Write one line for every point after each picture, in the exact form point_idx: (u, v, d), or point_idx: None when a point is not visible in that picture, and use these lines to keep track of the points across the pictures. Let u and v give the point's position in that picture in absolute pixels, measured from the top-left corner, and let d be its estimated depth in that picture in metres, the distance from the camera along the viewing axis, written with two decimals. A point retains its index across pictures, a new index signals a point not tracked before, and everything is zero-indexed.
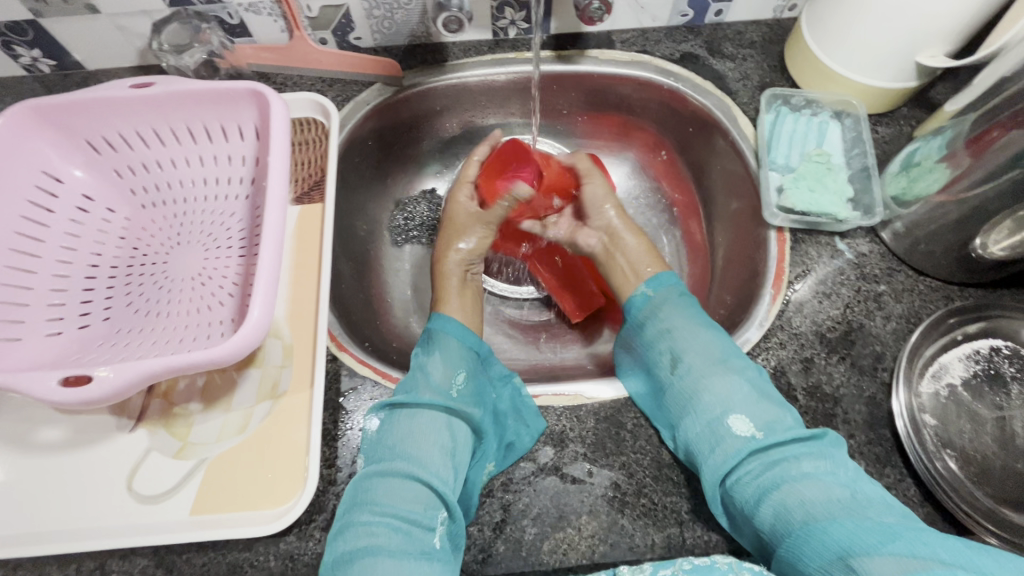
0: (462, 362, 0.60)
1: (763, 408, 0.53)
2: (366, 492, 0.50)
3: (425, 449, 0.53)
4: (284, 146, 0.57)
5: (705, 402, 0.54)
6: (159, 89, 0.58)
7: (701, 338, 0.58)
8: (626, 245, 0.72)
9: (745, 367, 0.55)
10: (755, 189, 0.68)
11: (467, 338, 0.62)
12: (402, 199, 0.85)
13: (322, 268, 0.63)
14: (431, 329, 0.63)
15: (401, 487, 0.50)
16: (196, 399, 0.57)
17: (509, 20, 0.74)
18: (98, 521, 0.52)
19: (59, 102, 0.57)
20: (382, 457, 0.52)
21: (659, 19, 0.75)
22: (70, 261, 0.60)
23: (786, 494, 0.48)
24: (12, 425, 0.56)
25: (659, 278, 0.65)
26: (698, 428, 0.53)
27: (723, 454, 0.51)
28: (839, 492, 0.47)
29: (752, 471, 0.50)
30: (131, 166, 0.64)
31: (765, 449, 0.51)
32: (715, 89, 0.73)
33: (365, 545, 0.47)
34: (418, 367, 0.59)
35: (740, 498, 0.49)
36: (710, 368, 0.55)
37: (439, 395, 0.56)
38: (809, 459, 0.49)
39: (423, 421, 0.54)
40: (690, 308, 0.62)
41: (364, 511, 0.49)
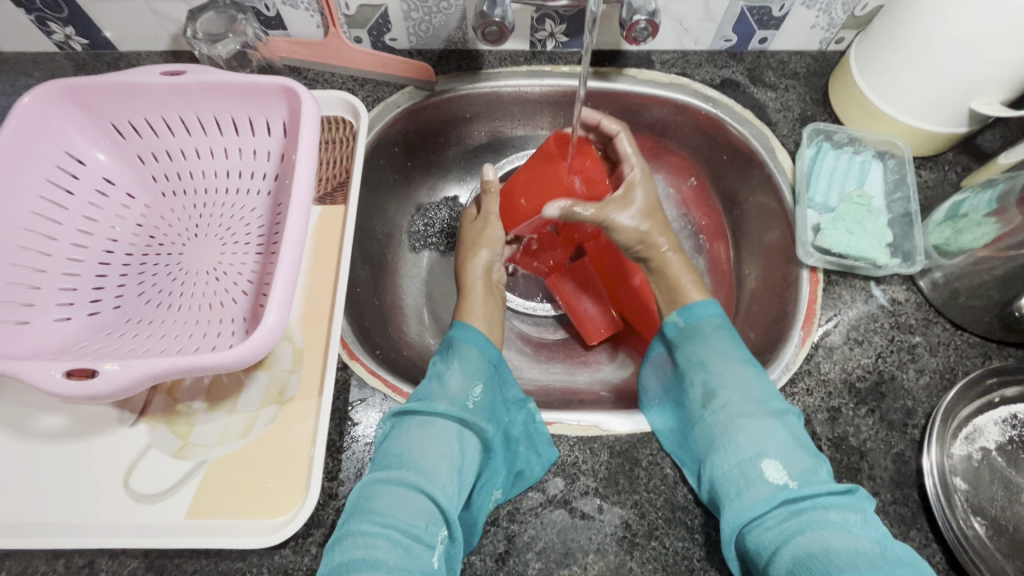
0: (479, 373, 0.57)
1: (797, 455, 0.49)
2: (369, 499, 0.47)
3: (433, 460, 0.50)
4: (312, 144, 0.55)
5: (737, 442, 0.50)
6: (189, 78, 0.57)
7: (740, 374, 0.54)
8: (667, 265, 0.63)
9: (784, 412, 0.52)
10: (789, 225, 0.66)
11: (490, 353, 0.59)
12: (424, 204, 0.84)
13: (341, 272, 0.61)
14: (453, 338, 0.60)
15: (407, 498, 0.47)
16: (201, 398, 0.55)
17: (548, 33, 0.72)
18: (92, 517, 0.51)
19: (88, 84, 0.57)
20: (389, 464, 0.49)
21: (702, 42, 0.73)
22: (86, 246, 0.59)
23: (811, 541, 0.44)
24: (11, 410, 0.55)
25: (698, 304, 0.59)
26: (728, 465, 0.50)
27: (751, 498, 0.47)
28: (868, 546, 0.43)
29: (777, 518, 0.47)
30: (155, 152, 0.63)
31: (796, 498, 0.47)
32: (754, 119, 0.71)
33: (362, 556, 0.44)
34: (436, 376, 0.56)
35: (757, 542, 0.46)
36: (747, 408, 0.52)
37: (454, 406, 0.53)
38: (839, 510, 0.46)
39: (435, 430, 0.51)
40: (726, 340, 0.57)
41: (366, 520, 0.46)
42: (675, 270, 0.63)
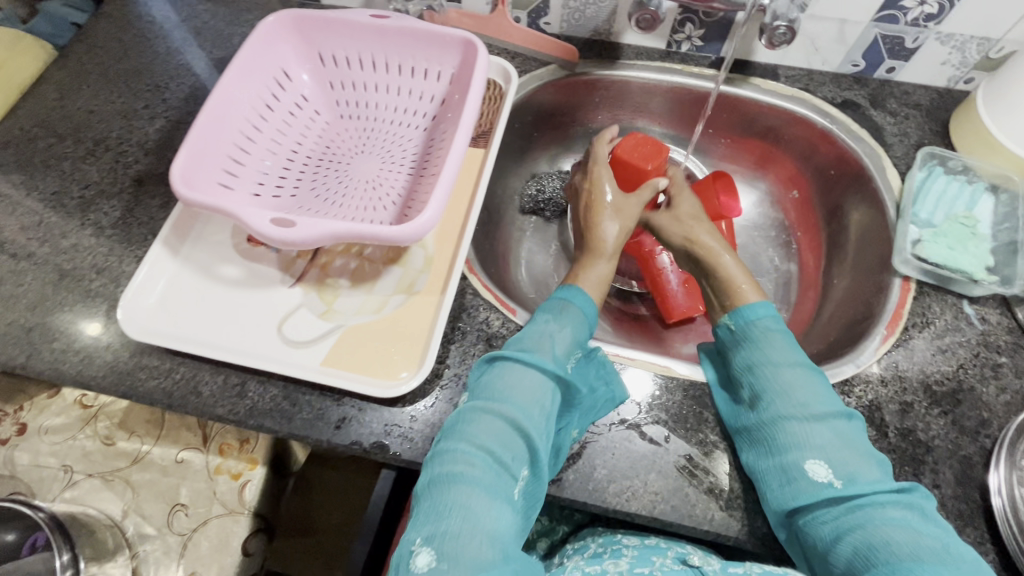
0: (580, 337, 0.58)
1: (846, 456, 0.50)
2: (467, 426, 0.52)
3: (528, 403, 0.53)
4: (479, 87, 0.66)
5: (783, 442, 0.52)
6: (390, 22, 0.70)
7: (790, 377, 0.54)
8: (721, 262, 0.66)
9: (833, 415, 0.53)
10: (889, 237, 0.69)
11: (590, 316, 0.60)
12: (539, 172, 0.94)
13: (475, 200, 0.71)
14: (566, 298, 0.61)
15: (501, 431, 0.51)
16: (346, 277, 0.67)
17: (686, 35, 0.80)
18: (248, 348, 0.62)
19: (313, 17, 0.71)
20: (491, 397, 0.53)
21: (829, 63, 0.79)
22: (280, 143, 0.73)
23: (871, 534, 0.46)
24: (202, 256, 0.68)
25: (745, 308, 0.60)
26: (770, 463, 0.52)
27: (796, 491, 0.50)
28: (929, 541, 0.45)
29: (831, 514, 0.48)
30: (344, 81, 0.76)
31: (845, 497, 0.48)
32: (869, 137, 0.75)
33: (458, 471, 0.48)
34: (538, 329, 0.58)
35: (812, 535, 0.49)
36: (794, 412, 0.53)
37: (555, 362, 0.55)
38: (894, 506, 0.47)
39: (534, 379, 0.54)
40: (780, 343, 0.57)
41: (463, 442, 0.50)
42: (728, 266, 0.66)
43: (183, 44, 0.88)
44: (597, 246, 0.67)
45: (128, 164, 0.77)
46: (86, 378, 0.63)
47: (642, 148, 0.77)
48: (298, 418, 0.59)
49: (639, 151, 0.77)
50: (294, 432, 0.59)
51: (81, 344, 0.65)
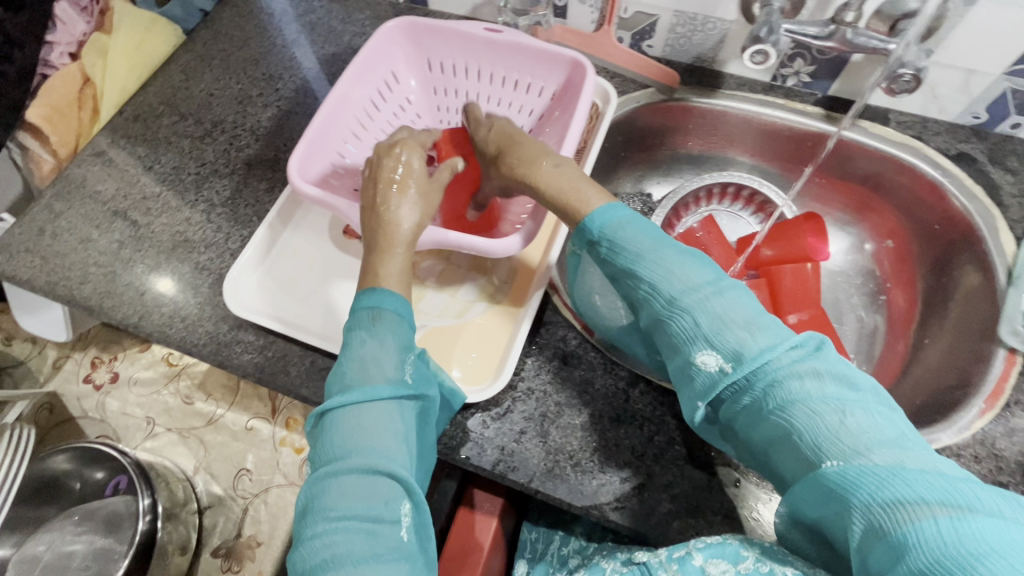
0: (407, 340, 0.53)
1: (730, 330, 0.45)
2: (318, 500, 0.46)
3: (376, 440, 0.48)
4: (586, 109, 0.67)
5: (676, 340, 0.47)
6: (502, 36, 0.72)
7: (670, 261, 0.49)
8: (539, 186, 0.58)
9: (705, 289, 0.47)
10: (997, 304, 0.66)
11: (397, 307, 0.54)
12: (622, 192, 0.93)
13: (565, 216, 0.71)
14: (375, 305, 0.54)
15: (357, 487, 0.46)
16: (433, 278, 0.69)
17: (794, 70, 0.79)
18: (339, 336, 0.66)
19: (428, 25, 0.74)
20: (332, 457, 0.47)
21: (947, 113, 0.75)
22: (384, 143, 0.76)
23: (778, 423, 0.42)
24: (301, 242, 0.72)
25: (593, 217, 0.53)
26: (673, 363, 0.49)
27: (700, 391, 0.46)
28: (831, 414, 0.40)
29: (735, 401, 0.45)
30: (449, 88, 0.79)
31: (746, 383, 0.44)
32: (984, 196, 0.71)
33: (330, 556, 0.44)
34: (359, 359, 0.51)
35: (743, 434, 0.46)
36: (674, 307, 0.47)
37: (391, 384, 0.50)
38: (796, 376, 0.42)
39: (370, 411, 0.49)
40: (640, 233, 0.51)
41: (320, 520, 0.45)
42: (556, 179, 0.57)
43: (297, 37, 0.93)
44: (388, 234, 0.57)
45: (240, 148, 0.82)
46: (189, 344, 0.68)
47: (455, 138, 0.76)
48: None
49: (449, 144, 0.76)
50: None
51: (188, 312, 0.70)
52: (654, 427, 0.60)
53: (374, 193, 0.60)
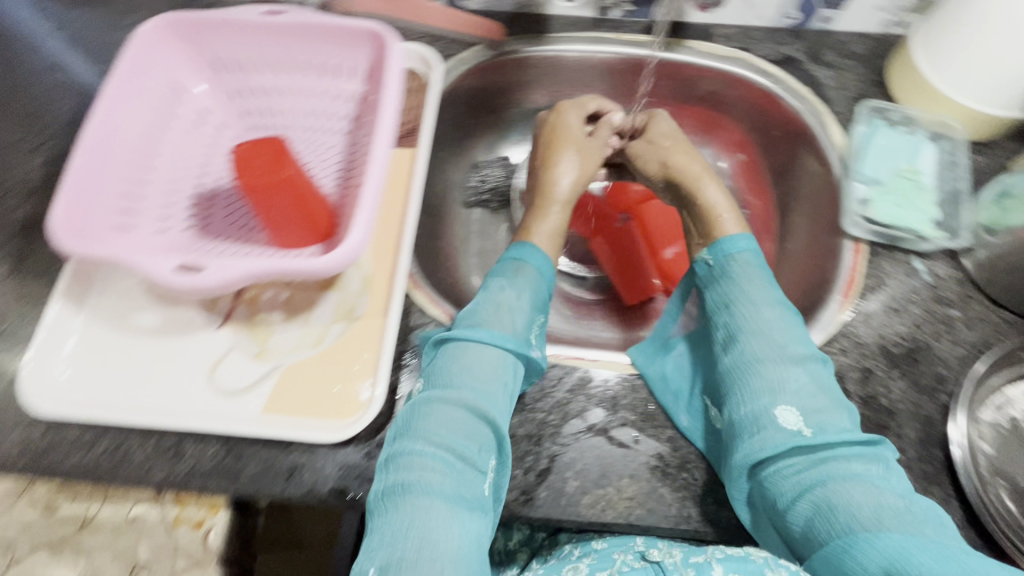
0: (539, 305, 0.62)
1: (819, 404, 0.51)
2: (418, 421, 0.52)
3: (487, 384, 0.54)
4: (397, 84, 0.59)
5: (754, 386, 0.53)
6: (286, 18, 0.62)
7: (777, 321, 0.56)
8: (701, 192, 0.66)
9: (807, 357, 0.54)
10: (835, 196, 0.68)
11: (546, 272, 0.64)
12: (479, 162, 0.88)
13: (410, 205, 0.66)
14: (520, 257, 0.64)
15: (463, 421, 0.52)
16: (278, 311, 0.61)
17: (614, 1, 0.75)
18: (179, 404, 0.57)
19: (197, 21, 0.63)
20: (447, 383, 0.54)
21: (764, 18, 0.76)
22: (184, 168, 0.65)
23: (831, 492, 0.46)
24: (113, 306, 0.61)
25: (725, 241, 0.61)
26: (741, 409, 0.53)
27: (766, 441, 0.50)
28: (892, 499, 0.45)
29: (796, 468, 0.49)
30: (246, 88, 0.68)
31: (814, 447, 0.49)
32: (809, 95, 0.73)
33: (416, 480, 0.48)
34: (492, 303, 0.60)
35: (774, 490, 0.49)
36: (768, 352, 0.54)
37: (519, 343, 0.57)
38: (860, 461, 0.48)
39: (488, 357, 0.55)
40: (759, 277, 0.59)
41: (419, 442, 0.50)
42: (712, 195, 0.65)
43: (55, 60, 0.77)
44: (548, 189, 0.69)
45: (10, 210, 0.67)
46: None
47: (256, 159, 0.55)
48: (245, 474, 0.55)
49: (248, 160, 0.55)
50: (242, 490, 0.54)
51: None
52: (546, 405, 0.57)
53: (542, 154, 0.72)
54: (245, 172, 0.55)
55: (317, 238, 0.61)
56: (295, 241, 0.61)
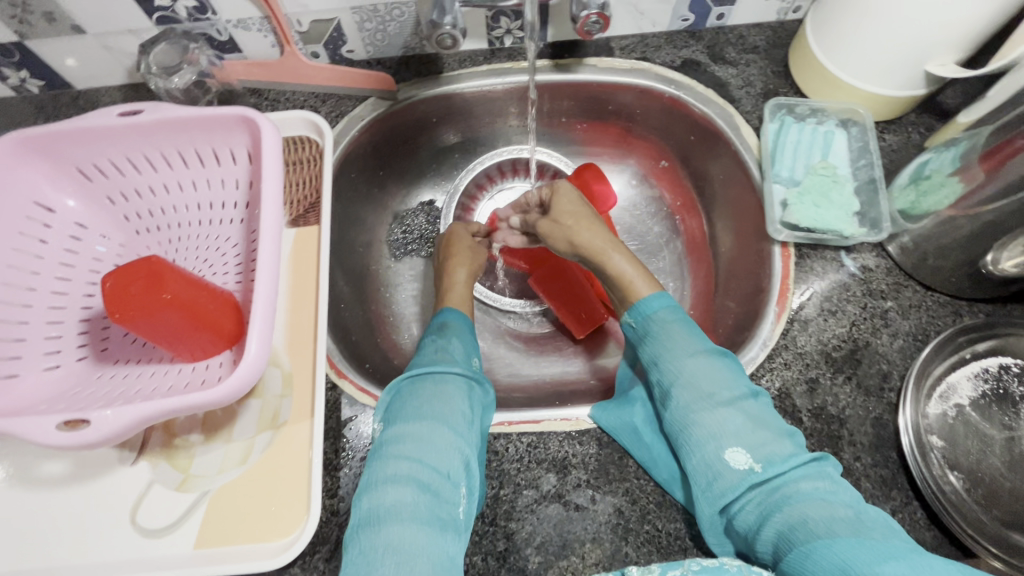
0: (471, 348, 0.62)
1: (761, 438, 0.49)
2: (391, 450, 0.49)
3: (449, 411, 0.52)
4: (277, 173, 0.55)
5: (697, 436, 0.51)
6: (147, 116, 0.57)
7: (704, 369, 0.53)
8: (614, 266, 0.63)
9: (738, 398, 0.52)
10: (758, 200, 0.67)
11: (467, 326, 0.64)
12: (400, 212, 0.84)
13: (322, 288, 0.62)
14: (443, 317, 0.65)
15: (432, 442, 0.49)
16: (197, 431, 0.56)
17: (504, 30, 0.71)
18: (104, 556, 0.52)
19: (48, 133, 0.57)
20: (410, 417, 0.51)
21: (660, 24, 0.73)
22: (65, 292, 0.59)
23: (790, 514, 0.45)
24: (11, 459, 0.55)
25: (642, 304, 0.59)
26: (695, 461, 0.50)
27: (721, 488, 0.48)
28: (843, 511, 0.44)
29: (754, 500, 0.48)
30: (123, 192, 0.62)
31: (765, 480, 0.48)
32: (717, 97, 0.71)
33: (389, 505, 0.45)
34: (438, 347, 0.60)
35: (741, 524, 0.48)
36: (699, 402, 0.52)
37: (466, 370, 0.57)
38: (807, 480, 0.47)
39: (445, 387, 0.54)
40: (684, 331, 0.56)
41: (390, 468, 0.48)
42: (622, 265, 0.63)
43: None
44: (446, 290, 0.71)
45: None
46: None
47: (129, 290, 0.50)
48: None
49: (121, 288, 0.50)
50: None
51: None
52: (495, 479, 0.55)
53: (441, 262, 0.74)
54: (119, 306, 0.49)
55: (225, 344, 0.57)
56: (201, 351, 0.56)
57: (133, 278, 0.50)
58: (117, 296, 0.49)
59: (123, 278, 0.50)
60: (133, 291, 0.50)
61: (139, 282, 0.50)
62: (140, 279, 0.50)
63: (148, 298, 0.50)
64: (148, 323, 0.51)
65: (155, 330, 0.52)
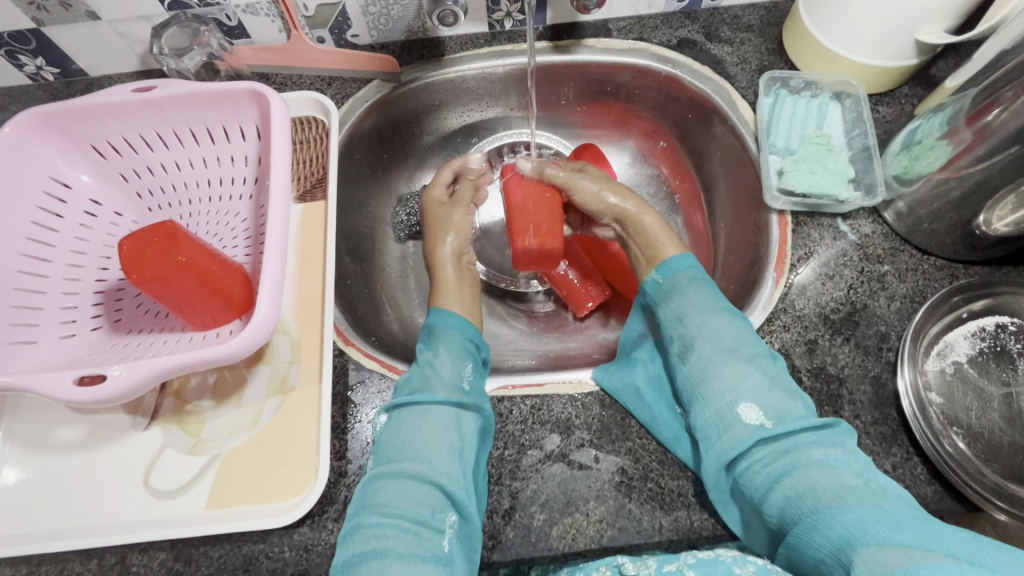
0: (465, 353, 0.59)
1: (777, 398, 0.51)
2: (375, 493, 0.49)
3: (434, 447, 0.52)
4: (285, 144, 0.57)
5: (713, 390, 0.52)
6: (160, 92, 0.59)
7: (716, 324, 0.55)
8: (644, 227, 0.65)
9: (758, 355, 0.53)
10: (755, 171, 0.68)
11: (469, 333, 0.61)
12: (404, 195, 0.86)
13: (328, 260, 0.63)
14: (431, 325, 0.61)
15: (411, 485, 0.50)
16: (208, 397, 0.58)
17: (504, 12, 0.73)
18: (118, 517, 0.53)
19: (65, 109, 0.59)
20: (391, 458, 0.51)
21: (656, 6, 0.74)
22: (80, 265, 0.61)
23: (798, 479, 0.46)
24: (30, 425, 0.57)
25: (670, 262, 0.61)
26: (706, 414, 0.52)
27: (730, 441, 0.50)
28: (851, 479, 0.45)
29: (763, 460, 0.49)
30: (137, 169, 0.64)
31: (775, 438, 0.49)
32: (713, 74, 0.73)
33: (372, 548, 0.46)
34: (425, 365, 0.57)
35: (750, 486, 0.49)
36: (721, 356, 0.53)
37: (452, 391, 0.54)
38: (819, 447, 0.48)
39: (430, 418, 0.53)
40: (704, 292, 0.58)
41: (374, 513, 0.48)
42: (651, 227, 0.65)
43: None
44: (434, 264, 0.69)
45: None
46: None
47: (145, 253, 0.52)
48: None
49: (137, 251, 0.52)
50: None
51: None
52: (499, 441, 0.56)
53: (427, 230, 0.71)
54: (134, 267, 0.51)
55: (234, 313, 0.59)
56: (211, 321, 0.58)
57: (150, 241, 0.52)
58: (134, 257, 0.51)
59: (141, 241, 0.52)
60: (149, 253, 0.52)
61: (156, 244, 0.52)
62: (155, 242, 0.52)
63: (162, 259, 0.52)
64: (161, 284, 0.52)
65: (168, 292, 0.53)
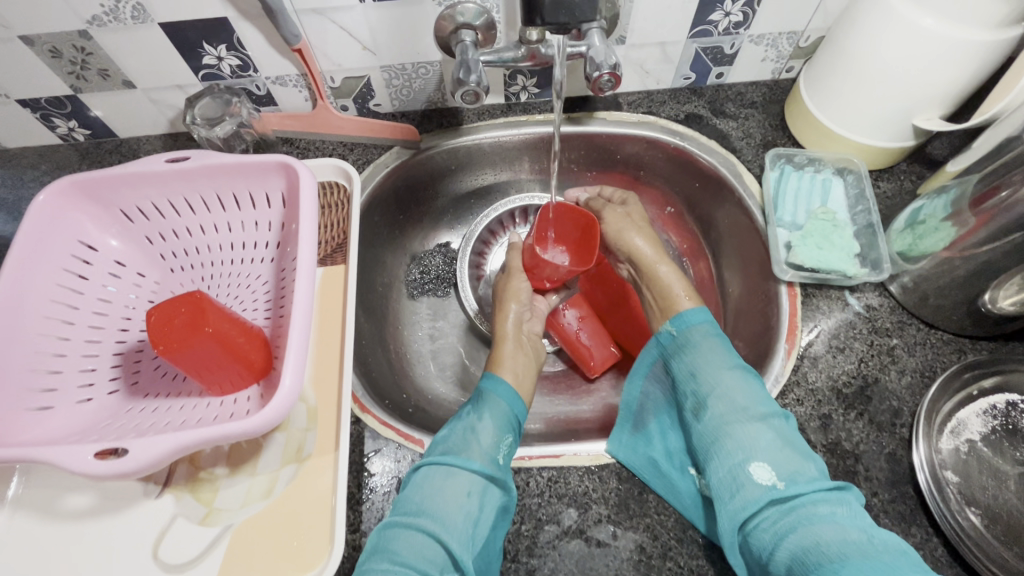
0: (506, 426, 0.58)
1: (787, 456, 0.50)
2: (389, 542, 0.49)
3: (453, 509, 0.51)
4: (312, 213, 0.58)
5: (726, 448, 0.52)
6: (192, 162, 0.61)
7: (729, 380, 0.56)
8: (659, 277, 0.71)
9: (771, 415, 0.54)
10: (764, 242, 0.71)
11: (516, 408, 0.61)
12: (418, 253, 0.87)
13: (346, 326, 0.64)
14: (480, 389, 0.62)
15: (423, 539, 0.49)
16: (222, 463, 0.57)
17: (520, 86, 0.77)
18: None
19: (98, 178, 0.61)
20: (411, 509, 0.51)
21: (663, 82, 0.78)
22: (102, 327, 0.61)
23: (804, 536, 0.46)
24: (37, 492, 0.55)
25: (683, 316, 0.63)
26: (721, 471, 0.52)
27: (742, 500, 0.49)
28: (856, 535, 0.45)
29: (771, 518, 0.48)
30: (162, 232, 0.66)
31: (786, 497, 0.48)
32: (719, 147, 0.76)
33: None
34: (467, 428, 0.57)
35: (757, 544, 0.48)
36: (734, 415, 0.54)
37: (488, 462, 0.54)
38: (826, 503, 0.48)
39: (457, 481, 0.52)
40: (716, 351, 0.59)
41: (383, 559, 0.48)
42: (667, 279, 0.70)
43: None
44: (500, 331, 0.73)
45: None
46: None
47: (173, 322, 0.52)
48: None
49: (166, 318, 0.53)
50: None
51: None
52: (516, 515, 0.55)
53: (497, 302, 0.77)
54: (163, 338, 0.52)
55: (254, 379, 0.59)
56: (230, 386, 0.58)
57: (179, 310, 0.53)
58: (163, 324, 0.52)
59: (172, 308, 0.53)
60: (178, 321, 0.53)
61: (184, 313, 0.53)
62: (183, 313, 0.53)
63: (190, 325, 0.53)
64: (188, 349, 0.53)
65: (196, 358, 0.54)
